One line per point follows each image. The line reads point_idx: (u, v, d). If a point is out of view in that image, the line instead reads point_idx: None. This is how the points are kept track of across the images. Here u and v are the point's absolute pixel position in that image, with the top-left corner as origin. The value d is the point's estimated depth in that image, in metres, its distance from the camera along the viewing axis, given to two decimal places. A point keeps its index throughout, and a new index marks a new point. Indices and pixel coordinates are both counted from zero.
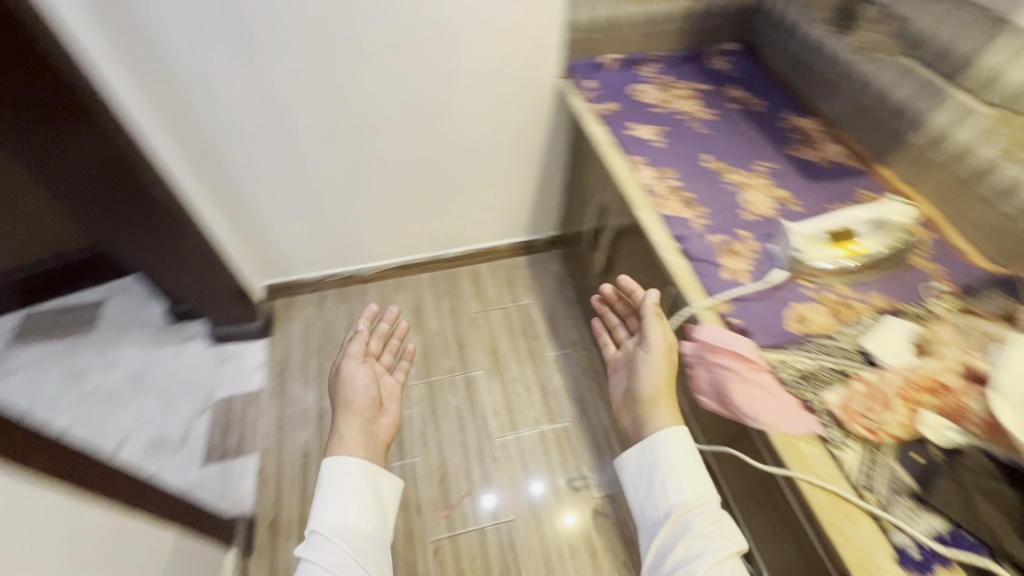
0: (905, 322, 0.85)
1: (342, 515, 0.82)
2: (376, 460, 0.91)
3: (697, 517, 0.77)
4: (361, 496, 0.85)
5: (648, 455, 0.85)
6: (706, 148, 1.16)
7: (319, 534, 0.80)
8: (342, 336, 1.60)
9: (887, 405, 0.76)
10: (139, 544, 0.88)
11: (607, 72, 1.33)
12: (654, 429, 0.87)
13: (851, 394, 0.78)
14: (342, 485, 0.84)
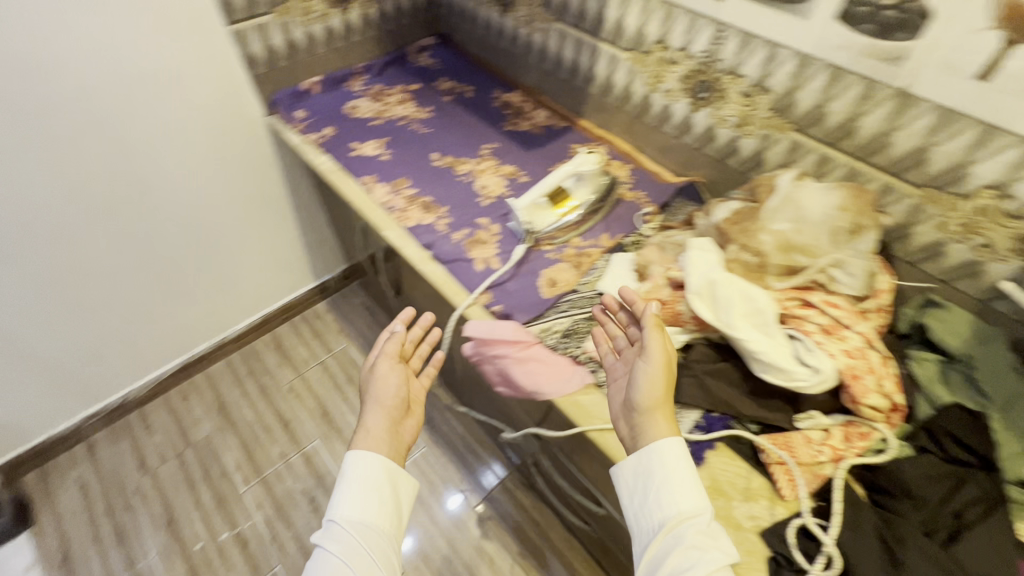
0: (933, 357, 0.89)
1: (666, 501, 0.74)
2: (661, 415, 0.80)
3: (687, 526, 0.72)
4: (689, 483, 0.74)
5: (643, 464, 0.78)
6: (641, 187, 1.29)
7: (671, 520, 0.72)
8: (286, 379, 1.98)
9: (859, 347, 0.81)
10: (373, 477, 0.84)
11: (503, 110, 1.57)
12: (651, 440, 0.78)
13: (850, 345, 0.81)
14: (681, 471, 0.75)
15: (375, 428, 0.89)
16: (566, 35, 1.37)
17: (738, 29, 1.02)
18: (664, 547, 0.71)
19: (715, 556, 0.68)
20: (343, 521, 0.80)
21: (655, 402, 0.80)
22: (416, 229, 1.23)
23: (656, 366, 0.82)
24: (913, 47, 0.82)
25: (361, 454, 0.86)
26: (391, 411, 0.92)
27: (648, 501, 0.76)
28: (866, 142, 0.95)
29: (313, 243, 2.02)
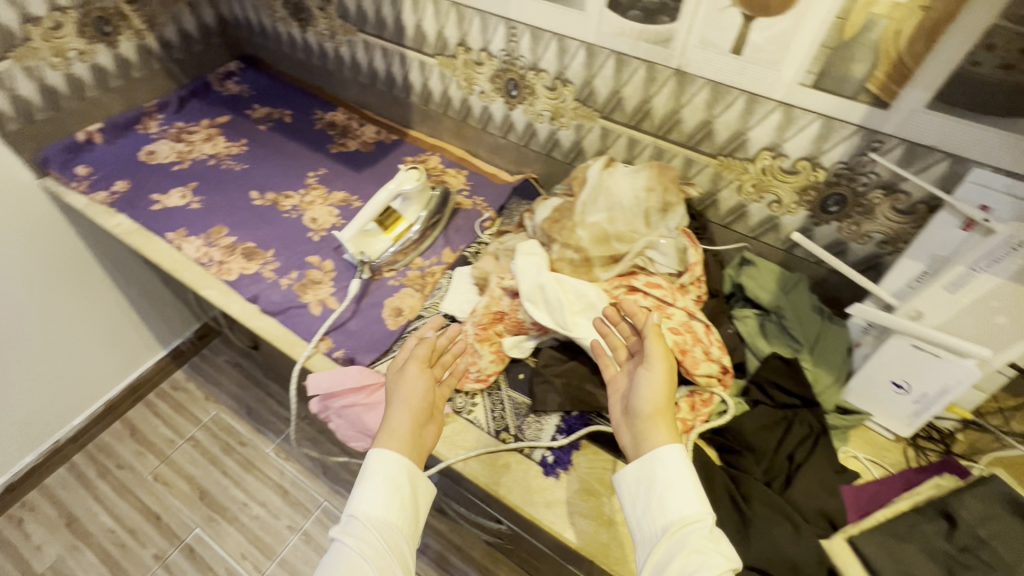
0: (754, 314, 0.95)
1: (665, 505, 0.64)
2: (660, 425, 0.69)
3: (691, 529, 0.62)
4: (688, 485, 0.64)
5: (647, 467, 0.67)
6: (478, 193, 1.26)
7: (670, 523, 0.63)
8: (146, 468, 1.64)
9: (681, 322, 0.83)
10: (393, 475, 0.69)
11: (327, 131, 1.45)
12: (651, 447, 0.68)
13: (673, 322, 0.83)
14: (679, 475, 0.65)
15: (387, 431, 0.73)
16: (372, 45, 1.29)
17: (526, 25, 1.01)
18: (666, 554, 0.61)
19: (715, 562, 0.58)
20: (364, 518, 0.66)
21: (656, 408, 0.70)
22: (240, 282, 1.10)
23: (655, 366, 0.72)
24: (675, 29, 0.85)
25: (385, 454, 0.70)
26: (415, 419, 0.76)
27: (649, 505, 0.66)
28: (661, 121, 0.98)
29: (147, 310, 1.72)
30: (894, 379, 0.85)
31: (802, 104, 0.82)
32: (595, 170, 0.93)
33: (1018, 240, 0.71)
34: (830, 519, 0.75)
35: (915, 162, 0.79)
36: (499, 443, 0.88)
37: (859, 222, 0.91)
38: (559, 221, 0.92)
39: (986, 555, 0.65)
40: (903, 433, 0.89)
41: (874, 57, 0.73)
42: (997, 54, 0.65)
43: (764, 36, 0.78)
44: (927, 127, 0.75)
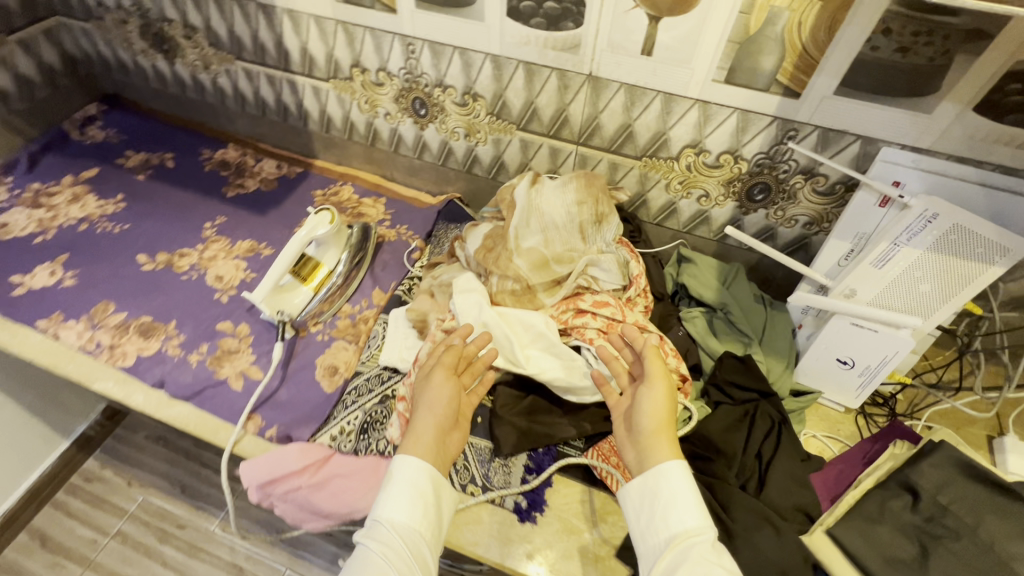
0: (699, 312, 0.94)
1: (668, 519, 0.62)
2: (664, 442, 0.67)
3: (695, 541, 0.60)
4: (691, 500, 0.62)
5: (649, 481, 0.65)
6: (400, 221, 1.17)
7: (673, 535, 0.61)
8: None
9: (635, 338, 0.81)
10: (417, 480, 0.65)
11: (220, 171, 1.29)
12: (655, 463, 0.66)
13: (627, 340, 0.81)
14: (682, 490, 0.63)
15: (411, 436, 0.70)
16: (254, 73, 1.15)
17: (424, 40, 0.92)
18: (667, 567, 0.58)
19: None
20: (387, 523, 0.62)
21: (659, 424, 0.68)
22: (140, 367, 0.94)
23: (654, 385, 0.70)
24: (582, 34, 0.81)
25: (407, 460, 0.67)
26: (437, 433, 0.71)
27: (650, 519, 0.63)
28: (581, 127, 0.94)
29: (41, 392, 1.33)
30: (838, 357, 0.88)
31: (717, 100, 0.81)
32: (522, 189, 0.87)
33: (931, 213, 0.74)
34: (806, 513, 0.75)
35: (829, 146, 0.80)
36: (468, 498, 0.82)
37: (784, 208, 0.92)
38: (494, 249, 0.87)
39: (950, 521, 0.68)
40: (852, 405, 0.92)
41: (780, 50, 0.72)
42: (892, 38, 0.66)
43: (672, 36, 0.76)
44: (836, 112, 0.76)
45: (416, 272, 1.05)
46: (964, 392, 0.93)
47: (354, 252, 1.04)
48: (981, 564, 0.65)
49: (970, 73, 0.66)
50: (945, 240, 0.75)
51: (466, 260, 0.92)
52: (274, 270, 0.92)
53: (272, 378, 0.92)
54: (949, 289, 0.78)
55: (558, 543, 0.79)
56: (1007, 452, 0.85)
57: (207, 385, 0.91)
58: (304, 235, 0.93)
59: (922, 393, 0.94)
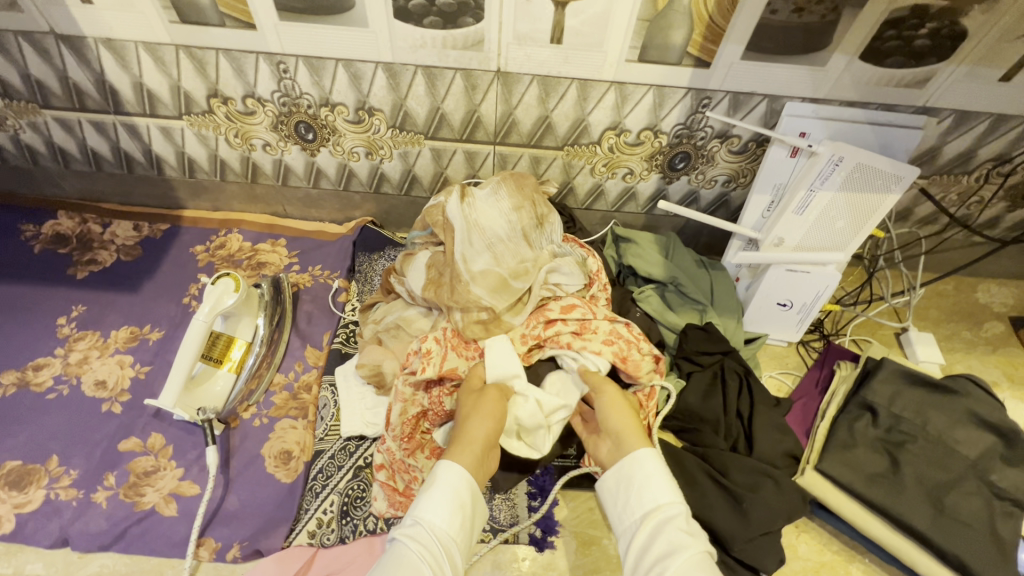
0: (650, 289, 0.96)
1: (642, 495, 0.57)
2: (633, 435, 0.63)
3: (669, 517, 0.54)
4: (664, 477, 0.57)
5: (624, 467, 0.60)
6: (311, 261, 1.04)
7: (649, 515, 0.55)
8: None
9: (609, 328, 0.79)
10: (460, 489, 0.55)
11: (56, 249, 1.03)
12: (628, 451, 0.61)
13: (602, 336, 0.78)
14: (655, 471, 0.58)
15: (457, 440, 0.61)
16: (74, 121, 0.92)
17: (297, 56, 0.79)
18: (642, 548, 0.53)
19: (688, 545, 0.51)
20: (425, 525, 0.52)
21: (626, 421, 0.66)
22: (25, 529, 0.74)
23: (604, 388, 0.71)
24: (485, 29, 0.73)
25: (453, 464, 0.57)
26: (485, 447, 0.61)
27: (624, 497, 0.59)
28: (496, 126, 0.88)
29: None
30: (778, 302, 0.95)
31: (633, 80, 0.79)
32: (455, 208, 0.79)
33: (838, 156, 0.78)
34: (793, 455, 0.81)
35: (740, 108, 0.83)
36: (481, 545, 0.77)
37: (704, 171, 0.95)
38: (444, 283, 0.79)
39: (906, 426, 0.78)
40: (793, 339, 1.00)
41: (689, 23, 0.72)
42: (789, 1, 0.68)
43: (580, 20, 0.72)
44: (744, 76, 0.78)
45: (349, 318, 0.94)
46: (875, 303, 1.06)
47: (270, 313, 0.89)
48: (936, 456, 0.75)
49: (855, 25, 0.71)
50: (852, 178, 0.80)
51: (410, 294, 0.84)
52: (181, 366, 0.75)
53: (217, 485, 0.78)
54: (858, 221, 0.84)
55: (583, 559, 0.77)
56: (914, 344, 0.98)
57: (132, 520, 0.74)
58: (207, 314, 0.77)
59: (842, 312, 1.05)
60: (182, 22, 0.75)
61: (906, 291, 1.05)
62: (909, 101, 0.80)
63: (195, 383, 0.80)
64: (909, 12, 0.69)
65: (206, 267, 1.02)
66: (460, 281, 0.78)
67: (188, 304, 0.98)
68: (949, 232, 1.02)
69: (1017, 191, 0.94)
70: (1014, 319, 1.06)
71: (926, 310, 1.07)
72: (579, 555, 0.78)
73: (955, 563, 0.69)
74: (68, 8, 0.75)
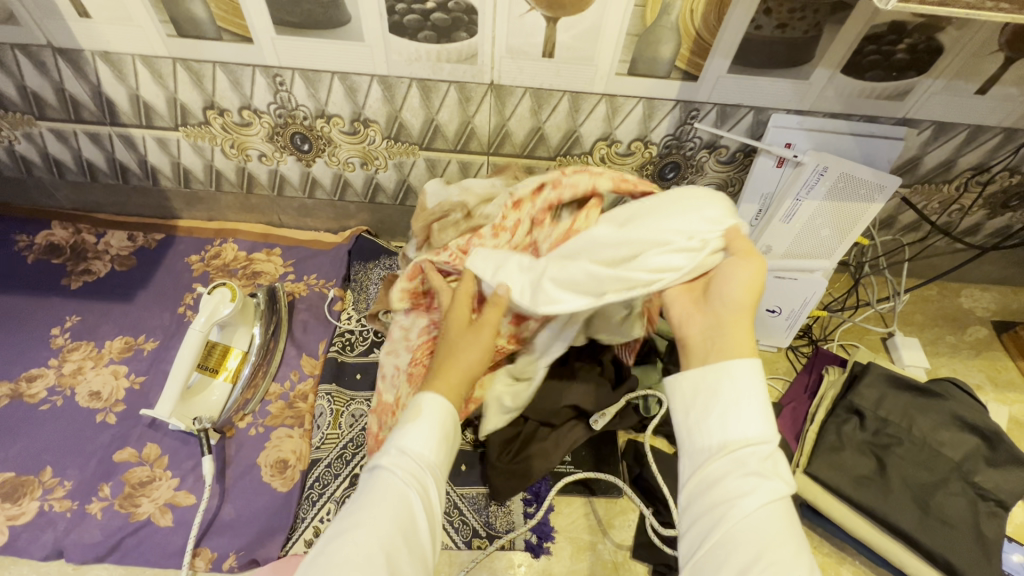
0: None
1: (725, 423, 0.50)
2: (739, 330, 0.53)
3: (752, 453, 0.48)
4: (762, 406, 0.49)
5: (713, 378, 0.51)
6: (306, 270, 1.04)
7: (729, 444, 0.49)
8: None
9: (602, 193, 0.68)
10: (443, 420, 0.55)
11: (50, 260, 1.03)
12: (727, 355, 0.52)
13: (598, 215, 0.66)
14: (748, 393, 0.50)
15: (441, 369, 0.59)
16: (69, 132, 0.93)
17: (293, 69, 0.80)
18: (714, 474, 0.49)
19: (771, 489, 0.46)
20: (405, 454, 0.52)
21: (742, 310, 0.53)
22: (18, 541, 0.74)
23: (747, 260, 0.54)
24: (478, 44, 0.75)
25: (437, 395, 0.56)
26: (470, 377, 0.60)
27: (703, 415, 0.51)
28: (489, 137, 0.90)
29: None
30: (768, 307, 0.97)
31: (623, 93, 0.81)
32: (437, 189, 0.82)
33: (823, 166, 0.81)
34: None
35: (728, 120, 0.85)
36: (477, 552, 0.77)
37: (694, 181, 0.97)
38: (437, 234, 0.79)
39: (892, 429, 0.80)
40: (783, 344, 1.02)
41: (676, 38, 0.74)
42: (772, 16, 0.71)
43: (571, 35, 0.74)
44: (731, 88, 0.80)
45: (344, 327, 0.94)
46: (861, 309, 1.08)
47: (266, 321, 0.90)
48: (923, 458, 0.77)
49: (836, 40, 0.73)
50: (836, 188, 0.82)
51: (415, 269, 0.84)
52: (177, 377, 0.75)
53: (214, 494, 0.78)
54: (844, 229, 0.86)
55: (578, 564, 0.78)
56: (900, 349, 1.01)
57: (129, 530, 0.75)
58: (203, 324, 0.77)
59: (830, 318, 1.07)
60: (179, 36, 0.76)
61: (892, 296, 1.08)
62: (890, 112, 0.82)
63: (191, 393, 0.80)
64: (888, 29, 0.71)
65: (201, 276, 1.03)
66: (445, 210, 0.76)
67: (183, 313, 0.98)
68: (932, 239, 1.04)
69: (996, 199, 0.97)
70: (996, 323, 1.09)
71: (912, 314, 1.10)
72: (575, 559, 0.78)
73: (942, 565, 0.71)
74: (66, 22, 0.76)
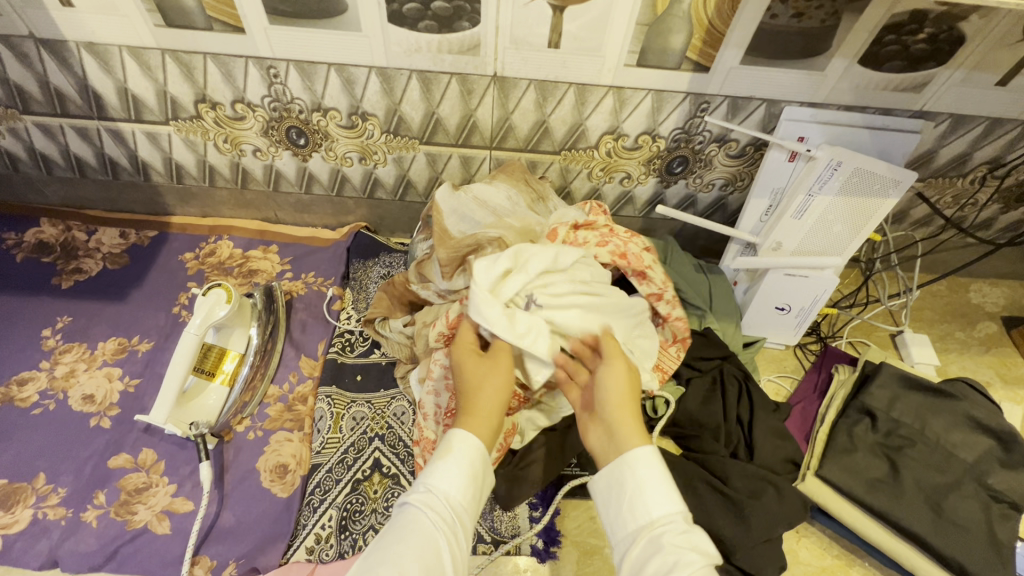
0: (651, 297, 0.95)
1: (636, 506, 0.51)
2: (626, 425, 0.56)
3: (669, 531, 0.49)
4: (662, 485, 0.52)
5: (616, 468, 0.54)
6: (304, 268, 1.02)
7: (646, 525, 0.50)
8: None
9: (605, 247, 0.77)
10: (473, 459, 0.54)
11: (40, 258, 1.00)
12: (623, 447, 0.54)
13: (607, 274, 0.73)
14: (649, 477, 0.52)
15: (463, 408, 0.58)
16: (56, 127, 0.90)
17: (287, 60, 0.77)
18: (639, 563, 0.48)
19: (689, 560, 0.46)
20: (437, 493, 0.51)
21: (623, 399, 0.57)
22: (12, 551, 0.72)
23: (614, 359, 0.61)
24: (481, 34, 0.72)
25: (468, 434, 0.55)
26: (497, 413, 0.58)
27: (617, 504, 0.53)
28: (492, 131, 0.87)
29: None
30: (776, 305, 0.94)
31: (631, 85, 0.78)
32: (446, 197, 0.82)
33: (837, 161, 0.77)
34: (793, 461, 0.81)
35: (739, 113, 0.82)
36: (482, 558, 0.76)
37: (702, 175, 0.94)
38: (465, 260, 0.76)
39: (904, 431, 0.78)
40: (792, 341, 1.00)
41: (688, 27, 0.71)
42: (790, 5, 0.68)
43: (579, 25, 0.70)
44: (743, 81, 0.78)
45: (344, 328, 0.92)
46: (872, 305, 1.07)
47: (266, 321, 0.88)
48: (935, 460, 0.75)
49: (855, 29, 0.70)
50: (850, 184, 0.79)
51: (438, 295, 0.82)
52: (173, 382, 0.73)
53: (214, 499, 0.77)
54: (858, 226, 0.83)
55: (584, 568, 0.77)
56: (910, 345, 0.99)
57: (127, 539, 0.73)
58: (198, 327, 0.75)
59: (839, 315, 1.05)
60: (167, 26, 0.73)
61: (903, 293, 1.06)
62: (907, 105, 0.80)
63: (187, 397, 0.78)
64: (908, 18, 0.69)
65: (196, 275, 1.00)
66: (468, 238, 0.76)
67: (178, 313, 0.95)
68: (944, 234, 1.03)
69: (1011, 193, 0.94)
70: (1006, 318, 1.07)
71: (921, 310, 1.08)
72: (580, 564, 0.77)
73: (955, 569, 0.69)
74: (49, 12, 0.72)
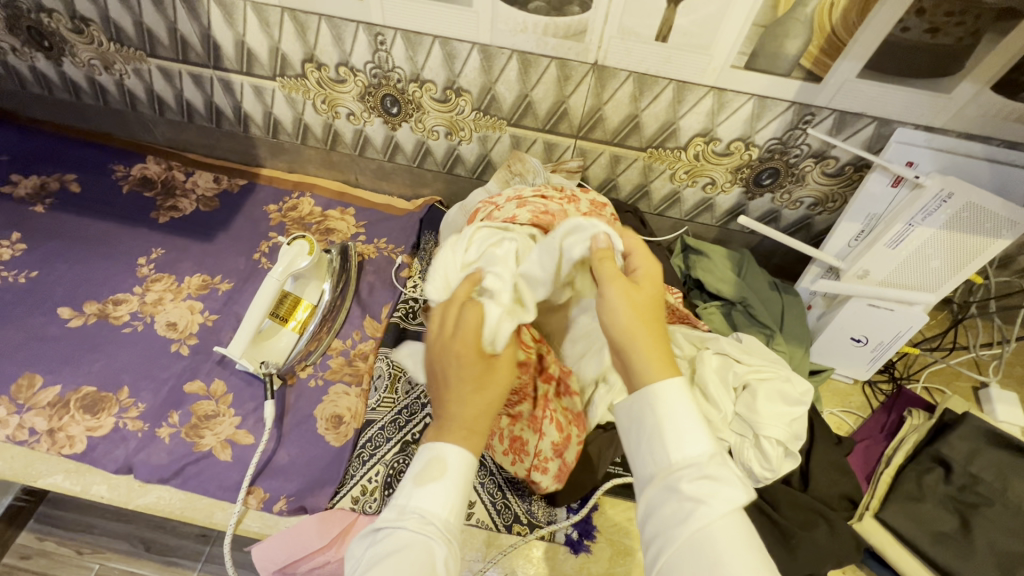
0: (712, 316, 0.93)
1: (656, 449, 0.48)
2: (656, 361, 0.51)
3: (693, 475, 0.46)
4: (692, 421, 0.48)
5: (635, 406, 0.51)
6: (377, 233, 1.05)
7: (669, 465, 0.47)
8: None
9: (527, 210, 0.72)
10: (464, 476, 0.50)
11: (143, 192, 1.08)
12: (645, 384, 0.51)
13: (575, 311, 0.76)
14: (679, 412, 0.48)
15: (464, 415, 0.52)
16: (175, 72, 0.96)
17: (396, 29, 0.79)
18: (656, 503, 0.47)
19: (710, 510, 0.43)
20: (429, 519, 0.48)
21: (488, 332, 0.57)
22: (95, 452, 0.78)
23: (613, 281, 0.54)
24: (589, 20, 0.72)
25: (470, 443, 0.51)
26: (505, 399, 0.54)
27: (638, 441, 0.50)
28: (581, 120, 0.86)
29: None
30: (852, 335, 0.90)
31: (734, 88, 0.76)
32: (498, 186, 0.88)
33: (947, 192, 0.72)
34: (851, 498, 0.77)
35: (845, 129, 0.78)
36: (516, 538, 0.77)
37: (792, 190, 0.90)
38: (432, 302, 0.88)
39: (982, 489, 0.73)
40: (862, 377, 0.95)
41: (807, 33, 0.68)
42: (925, 18, 0.64)
43: (691, 20, 0.69)
44: (857, 95, 0.74)
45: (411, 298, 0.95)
46: (957, 352, 0.99)
47: (333, 279, 0.91)
48: (1015, 525, 0.70)
49: (996, 51, 0.66)
50: (959, 218, 0.73)
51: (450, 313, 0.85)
52: (251, 321, 0.78)
53: (274, 434, 0.81)
54: (959, 263, 0.77)
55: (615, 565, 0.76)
56: (995, 402, 0.92)
57: (194, 457, 0.78)
58: (276, 275, 0.79)
59: (918, 357, 0.99)
60: None
61: (997, 344, 0.98)
62: None
63: (262, 337, 0.83)
64: None
65: (278, 226, 1.06)
66: None
67: (257, 260, 1.01)
68: None
69: None
70: None
71: (1012, 367, 0.99)
72: (611, 559, 0.77)
73: None
74: None
